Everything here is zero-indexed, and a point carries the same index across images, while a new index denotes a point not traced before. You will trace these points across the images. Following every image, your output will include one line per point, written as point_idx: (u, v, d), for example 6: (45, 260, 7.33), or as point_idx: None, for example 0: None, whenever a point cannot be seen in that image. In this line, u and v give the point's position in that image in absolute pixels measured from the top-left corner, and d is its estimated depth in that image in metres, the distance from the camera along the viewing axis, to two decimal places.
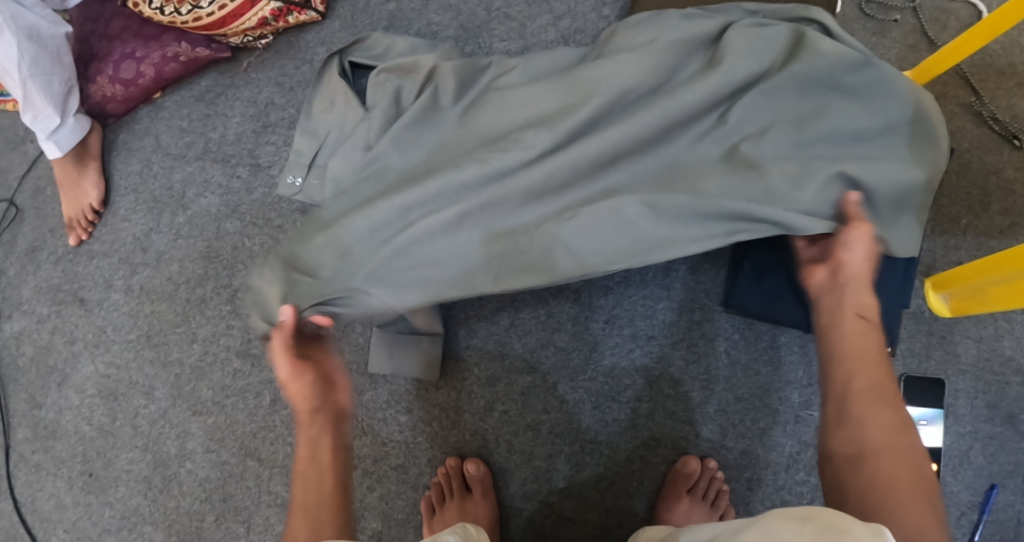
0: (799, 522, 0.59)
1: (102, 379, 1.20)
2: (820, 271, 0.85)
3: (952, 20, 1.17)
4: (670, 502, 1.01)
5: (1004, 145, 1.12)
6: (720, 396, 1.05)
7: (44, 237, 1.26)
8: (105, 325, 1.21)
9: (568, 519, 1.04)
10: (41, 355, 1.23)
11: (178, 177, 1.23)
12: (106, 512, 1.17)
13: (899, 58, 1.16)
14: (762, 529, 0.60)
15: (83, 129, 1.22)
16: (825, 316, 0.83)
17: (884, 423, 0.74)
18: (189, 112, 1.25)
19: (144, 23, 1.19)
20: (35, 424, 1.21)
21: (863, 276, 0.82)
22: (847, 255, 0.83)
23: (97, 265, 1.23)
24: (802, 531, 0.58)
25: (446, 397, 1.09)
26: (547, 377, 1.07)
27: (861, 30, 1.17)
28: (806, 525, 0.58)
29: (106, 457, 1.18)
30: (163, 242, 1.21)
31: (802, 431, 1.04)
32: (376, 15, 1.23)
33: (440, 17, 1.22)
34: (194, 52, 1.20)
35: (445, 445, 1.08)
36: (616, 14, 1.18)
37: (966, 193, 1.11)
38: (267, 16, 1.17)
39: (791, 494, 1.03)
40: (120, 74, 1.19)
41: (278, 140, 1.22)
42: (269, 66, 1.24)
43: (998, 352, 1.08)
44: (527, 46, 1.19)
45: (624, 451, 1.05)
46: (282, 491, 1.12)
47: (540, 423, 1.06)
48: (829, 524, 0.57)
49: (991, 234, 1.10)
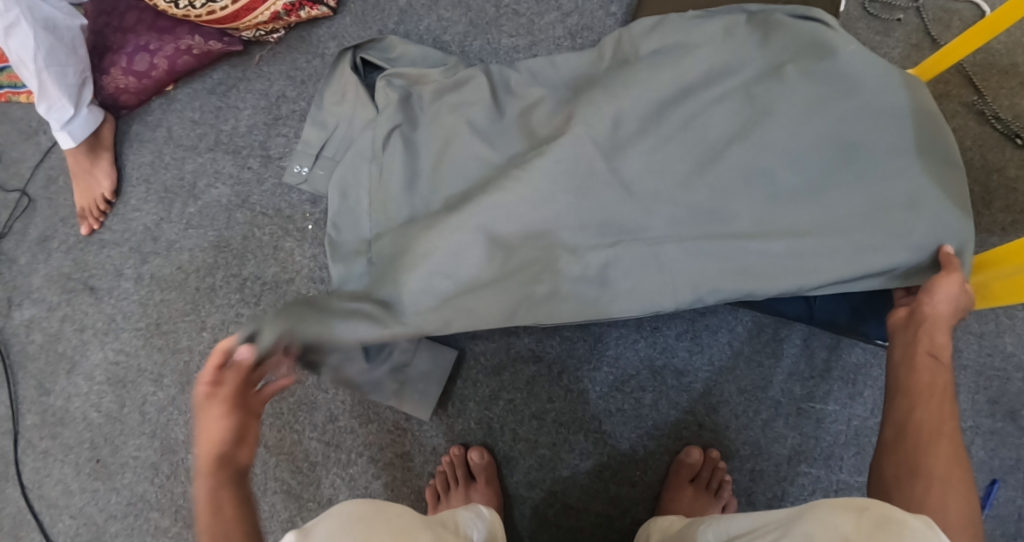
0: (855, 513, 0.61)
1: (111, 366, 1.21)
2: (902, 309, 0.86)
3: (956, 20, 1.18)
4: (673, 492, 1.01)
5: (1007, 144, 1.13)
6: (723, 386, 1.06)
7: (55, 226, 1.28)
8: (115, 313, 1.23)
9: (572, 507, 1.05)
10: (51, 342, 1.24)
11: (190, 167, 1.25)
12: (113, 498, 1.18)
13: (902, 57, 1.18)
14: (819, 519, 0.62)
15: (96, 119, 1.23)
16: (899, 351, 0.83)
17: (948, 452, 0.72)
18: (202, 104, 1.27)
19: (158, 16, 1.21)
20: (43, 410, 1.22)
21: (944, 322, 0.82)
22: (929, 297, 0.83)
23: (108, 254, 1.25)
24: (860, 522, 0.60)
25: (450, 386, 1.10)
26: (553, 367, 1.08)
27: (864, 29, 1.19)
28: (862, 516, 0.60)
29: (114, 443, 1.19)
30: (174, 232, 1.23)
31: (804, 423, 1.05)
32: (387, 11, 1.25)
33: (450, 13, 1.24)
34: (206, 45, 1.22)
35: (450, 434, 1.09)
36: (623, 11, 1.20)
37: (968, 190, 1.13)
38: (279, 11, 1.19)
39: (793, 485, 1.03)
40: (134, 67, 1.21)
41: (289, 132, 1.24)
42: (281, 59, 1.26)
43: (999, 348, 1.09)
44: (535, 42, 1.21)
45: (628, 441, 1.06)
46: (287, 478, 1.11)
47: (545, 412, 1.07)
48: (886, 516, 0.60)
49: (993, 231, 1.11)
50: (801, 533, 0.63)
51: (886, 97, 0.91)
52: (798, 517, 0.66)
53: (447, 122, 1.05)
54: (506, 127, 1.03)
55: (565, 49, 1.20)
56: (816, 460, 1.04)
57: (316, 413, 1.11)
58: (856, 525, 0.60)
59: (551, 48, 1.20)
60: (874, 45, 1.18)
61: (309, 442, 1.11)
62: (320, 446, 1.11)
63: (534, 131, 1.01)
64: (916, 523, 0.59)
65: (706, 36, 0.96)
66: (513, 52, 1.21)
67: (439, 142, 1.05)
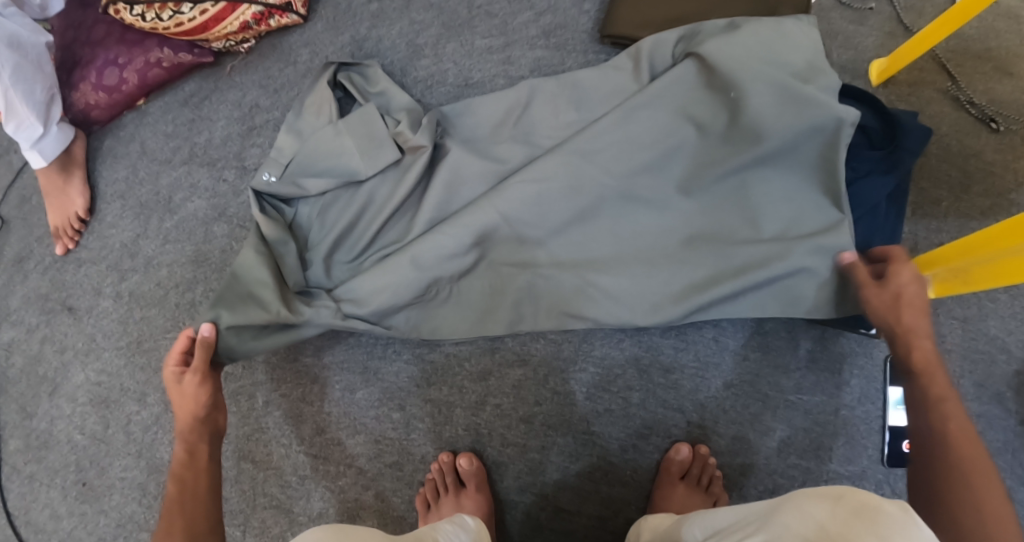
0: (830, 501, 0.63)
1: (94, 387, 1.20)
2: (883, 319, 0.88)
3: (928, 7, 1.18)
4: (665, 490, 1.01)
5: (982, 129, 1.14)
6: (711, 382, 1.06)
7: (31, 246, 1.26)
8: (95, 333, 1.21)
9: (564, 510, 1.04)
10: (31, 365, 1.22)
11: (165, 182, 1.23)
12: (101, 520, 1.17)
13: (876, 45, 1.18)
14: (796, 511, 0.64)
15: (67, 137, 1.21)
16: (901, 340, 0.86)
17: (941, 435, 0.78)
18: (174, 117, 1.25)
19: (127, 29, 1.19)
20: (27, 434, 1.21)
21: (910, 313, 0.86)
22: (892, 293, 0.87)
23: (86, 272, 1.23)
24: (836, 511, 0.62)
25: (437, 393, 1.09)
26: (539, 370, 1.08)
27: (838, 19, 1.19)
28: (839, 505, 0.62)
29: (101, 465, 1.18)
30: (151, 248, 1.21)
31: (793, 415, 1.05)
32: (359, 16, 1.24)
33: (422, 16, 1.22)
34: (177, 57, 1.20)
35: (439, 441, 1.08)
36: (596, 9, 1.19)
37: (946, 176, 1.13)
38: (249, 20, 1.17)
39: (784, 478, 1.03)
40: (104, 81, 1.19)
41: (265, 142, 1.22)
42: (253, 69, 1.25)
43: (982, 332, 1.09)
44: (510, 42, 1.19)
45: (618, 441, 1.05)
46: (277, 493, 1.10)
47: (534, 416, 1.07)
48: (862, 503, 0.61)
49: (973, 215, 1.11)
50: (780, 525, 0.64)
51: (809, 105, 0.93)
52: (775, 508, 0.67)
53: (370, 128, 1.08)
54: (462, 168, 1.05)
55: (541, 48, 1.19)
56: (806, 451, 1.04)
57: (303, 426, 1.11)
58: (832, 512, 0.62)
59: (526, 48, 1.19)
60: (848, 34, 1.18)
61: (296, 456, 1.10)
62: (308, 460, 1.10)
63: (486, 165, 1.05)
64: (891, 505, 0.61)
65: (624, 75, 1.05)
66: (487, 53, 1.20)
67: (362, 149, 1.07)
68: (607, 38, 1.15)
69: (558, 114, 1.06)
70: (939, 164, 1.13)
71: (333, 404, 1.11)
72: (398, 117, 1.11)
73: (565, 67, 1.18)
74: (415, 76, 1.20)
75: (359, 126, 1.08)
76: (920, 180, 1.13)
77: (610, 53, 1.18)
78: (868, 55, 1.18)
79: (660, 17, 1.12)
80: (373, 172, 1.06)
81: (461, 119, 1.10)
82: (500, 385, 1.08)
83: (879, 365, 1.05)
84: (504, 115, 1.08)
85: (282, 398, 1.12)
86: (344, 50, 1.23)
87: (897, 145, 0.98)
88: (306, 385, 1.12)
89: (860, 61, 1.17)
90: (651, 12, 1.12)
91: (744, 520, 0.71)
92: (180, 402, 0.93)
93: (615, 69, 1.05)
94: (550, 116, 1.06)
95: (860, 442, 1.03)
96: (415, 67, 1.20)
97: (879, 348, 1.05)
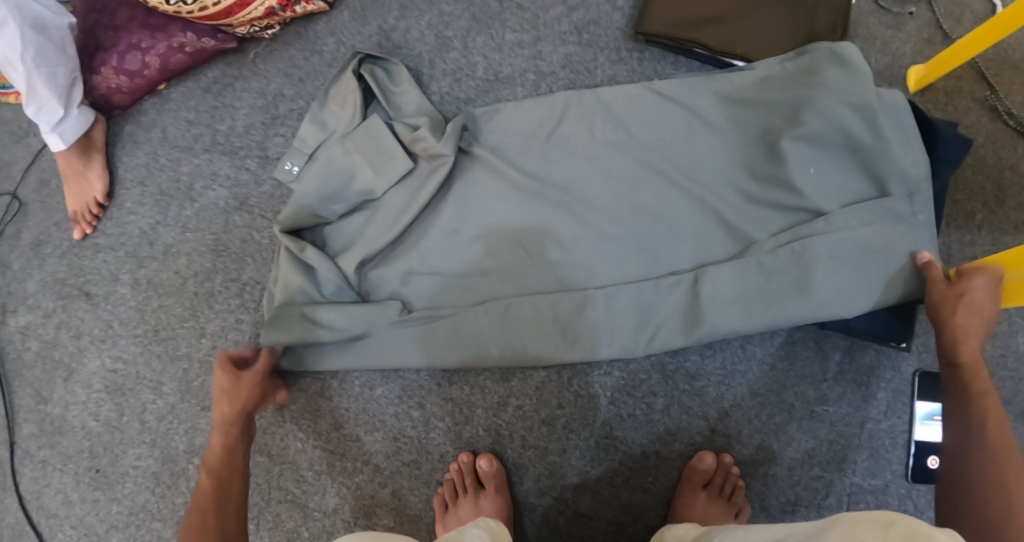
0: (881, 526, 0.61)
1: (109, 374, 1.19)
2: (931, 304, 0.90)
3: (968, 13, 1.16)
4: (686, 498, 1.00)
5: (1019, 141, 1.11)
6: (735, 391, 1.04)
7: (49, 230, 1.25)
8: (112, 319, 1.20)
9: (583, 515, 1.03)
10: (47, 350, 1.21)
11: (185, 169, 1.21)
12: (114, 508, 1.16)
13: (914, 52, 1.15)
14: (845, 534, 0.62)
15: (87, 121, 1.20)
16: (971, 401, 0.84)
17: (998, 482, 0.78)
18: (196, 103, 1.23)
19: (150, 13, 1.17)
20: (41, 419, 1.20)
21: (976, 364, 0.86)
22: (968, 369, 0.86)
23: (104, 258, 1.22)
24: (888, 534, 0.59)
25: (457, 393, 1.08)
26: (561, 372, 1.06)
27: (876, 24, 1.16)
28: (890, 529, 0.60)
29: (114, 453, 1.17)
30: (170, 235, 1.20)
31: (818, 427, 1.03)
32: (387, 6, 1.21)
33: (451, 7, 1.20)
34: (200, 42, 1.18)
35: (458, 441, 1.07)
36: (629, 5, 1.17)
37: (981, 188, 1.10)
38: (274, 6, 1.15)
39: (806, 490, 1.02)
40: (126, 65, 1.17)
41: (287, 133, 1.20)
42: (278, 57, 1.23)
43: (1012, 347, 1.05)
44: (540, 37, 1.17)
45: (640, 447, 1.04)
46: (291, 487, 1.09)
47: (555, 419, 1.05)
48: (914, 528, 0.59)
49: (1006, 229, 1.09)
50: None
51: (875, 132, 0.94)
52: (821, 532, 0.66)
53: (384, 138, 1.05)
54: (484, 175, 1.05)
55: (572, 44, 1.16)
56: (830, 464, 1.02)
57: (320, 421, 1.09)
58: (881, 538, 0.59)
59: (557, 43, 1.17)
60: (885, 40, 1.16)
61: (313, 451, 1.09)
62: (324, 455, 1.09)
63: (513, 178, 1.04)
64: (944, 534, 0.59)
65: (661, 93, 1.04)
66: (517, 48, 1.17)
67: (370, 163, 1.05)
68: (640, 36, 1.13)
69: (590, 130, 1.04)
70: (974, 175, 1.11)
71: (353, 399, 1.09)
72: (418, 122, 1.07)
73: (597, 64, 1.15)
74: (442, 69, 1.18)
75: (369, 139, 1.06)
76: (953, 192, 1.11)
77: (643, 51, 1.15)
78: (906, 61, 1.15)
79: (696, 16, 1.09)
80: (388, 187, 1.04)
81: (485, 127, 1.08)
82: (520, 386, 1.07)
83: (907, 378, 1.03)
84: (534, 124, 1.06)
85: (299, 393, 1.11)
86: (370, 40, 1.21)
87: (937, 155, 0.97)
88: (323, 380, 1.11)
89: (897, 67, 1.15)
90: (688, 10, 1.09)
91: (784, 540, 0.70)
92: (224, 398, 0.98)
93: (648, 90, 1.04)
94: (582, 133, 1.04)
95: (884, 456, 1.02)
96: (443, 59, 1.18)
97: (907, 362, 1.03)
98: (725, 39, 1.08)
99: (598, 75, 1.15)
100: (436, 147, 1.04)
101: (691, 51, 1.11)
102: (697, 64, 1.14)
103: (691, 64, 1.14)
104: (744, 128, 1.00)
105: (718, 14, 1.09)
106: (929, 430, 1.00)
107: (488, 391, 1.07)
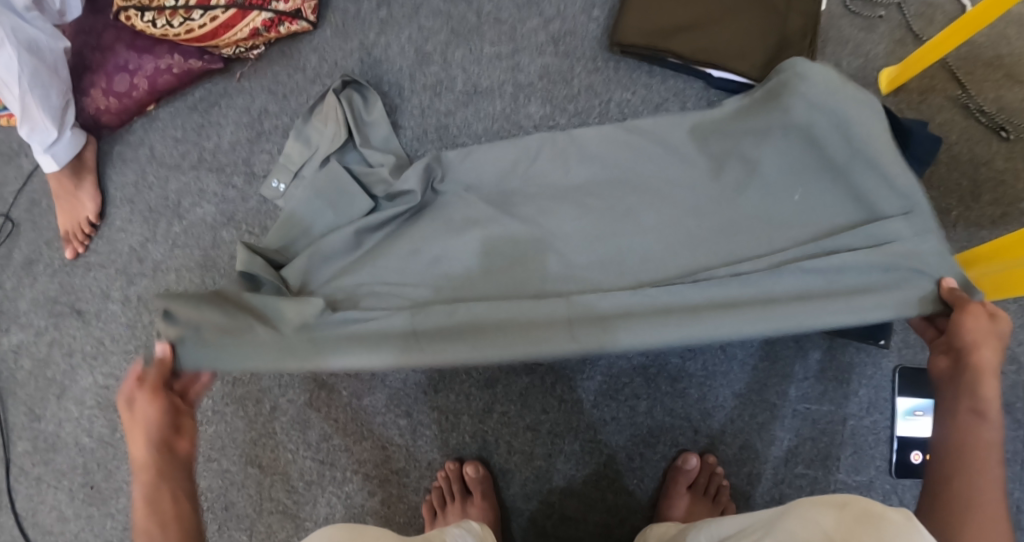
0: (835, 507, 0.65)
1: (102, 390, 1.20)
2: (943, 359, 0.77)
3: (938, 14, 1.18)
4: (671, 499, 1.01)
5: (993, 137, 1.13)
6: (717, 391, 1.06)
7: (40, 249, 1.26)
8: (103, 336, 1.22)
9: (570, 518, 1.04)
10: (40, 368, 1.23)
11: (174, 187, 1.23)
12: (108, 523, 1.17)
13: (886, 53, 1.17)
14: (800, 516, 0.66)
15: (80, 142, 1.22)
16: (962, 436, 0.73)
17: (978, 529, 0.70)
18: (183, 122, 1.26)
19: (137, 35, 1.19)
20: (35, 436, 1.21)
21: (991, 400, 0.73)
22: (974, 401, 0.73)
23: (95, 276, 1.24)
24: (840, 517, 0.63)
25: (444, 401, 1.09)
26: (545, 377, 1.08)
27: (848, 27, 1.18)
28: (844, 511, 0.64)
29: (108, 468, 1.18)
30: (160, 252, 1.22)
31: (800, 425, 1.04)
32: (368, 22, 1.24)
33: (431, 22, 1.22)
34: (186, 63, 1.20)
35: (445, 448, 1.08)
36: (605, 15, 1.19)
37: (957, 184, 1.12)
38: (258, 27, 1.17)
39: (791, 487, 1.03)
40: (114, 87, 1.19)
41: (273, 149, 1.22)
42: (263, 75, 1.25)
43: None
44: (518, 49, 1.20)
45: (624, 450, 1.05)
46: (283, 497, 1.11)
47: (540, 424, 1.07)
48: (867, 509, 0.63)
49: (983, 224, 1.10)
50: (785, 532, 0.66)
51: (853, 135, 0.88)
52: (779, 515, 0.69)
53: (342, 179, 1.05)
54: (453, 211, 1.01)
55: (549, 55, 1.19)
56: (813, 461, 1.04)
57: (309, 432, 1.11)
58: (834, 520, 0.63)
59: (535, 55, 1.19)
60: (857, 42, 1.18)
61: (303, 461, 1.11)
62: (314, 465, 1.10)
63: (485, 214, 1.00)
64: (895, 513, 0.62)
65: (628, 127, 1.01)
66: (495, 60, 1.20)
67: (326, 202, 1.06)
68: (615, 46, 1.14)
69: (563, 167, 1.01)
70: (949, 172, 1.13)
71: (341, 409, 1.11)
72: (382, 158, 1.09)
73: (574, 74, 1.18)
74: (423, 82, 1.20)
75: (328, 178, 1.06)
76: (929, 189, 1.12)
77: (619, 60, 1.17)
78: (878, 63, 1.17)
79: (669, 25, 1.11)
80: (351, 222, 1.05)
81: (457, 163, 1.04)
82: (504, 392, 1.08)
83: (888, 374, 1.04)
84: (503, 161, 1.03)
85: (288, 404, 1.12)
86: (352, 56, 1.23)
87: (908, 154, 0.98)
88: (312, 391, 1.12)
89: (870, 69, 1.17)
90: (661, 19, 1.11)
91: (749, 527, 0.73)
92: (133, 433, 0.75)
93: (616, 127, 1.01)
94: (554, 170, 1.01)
95: (868, 453, 1.03)
96: (424, 73, 1.20)
97: (888, 358, 1.04)
98: (699, 46, 1.10)
99: (575, 85, 1.17)
100: (399, 185, 1.02)
101: (666, 59, 1.13)
102: (672, 71, 1.16)
103: (667, 71, 1.16)
104: (724, 151, 0.96)
105: (691, 23, 1.11)
106: (912, 425, 1.00)
107: (473, 399, 1.08)
